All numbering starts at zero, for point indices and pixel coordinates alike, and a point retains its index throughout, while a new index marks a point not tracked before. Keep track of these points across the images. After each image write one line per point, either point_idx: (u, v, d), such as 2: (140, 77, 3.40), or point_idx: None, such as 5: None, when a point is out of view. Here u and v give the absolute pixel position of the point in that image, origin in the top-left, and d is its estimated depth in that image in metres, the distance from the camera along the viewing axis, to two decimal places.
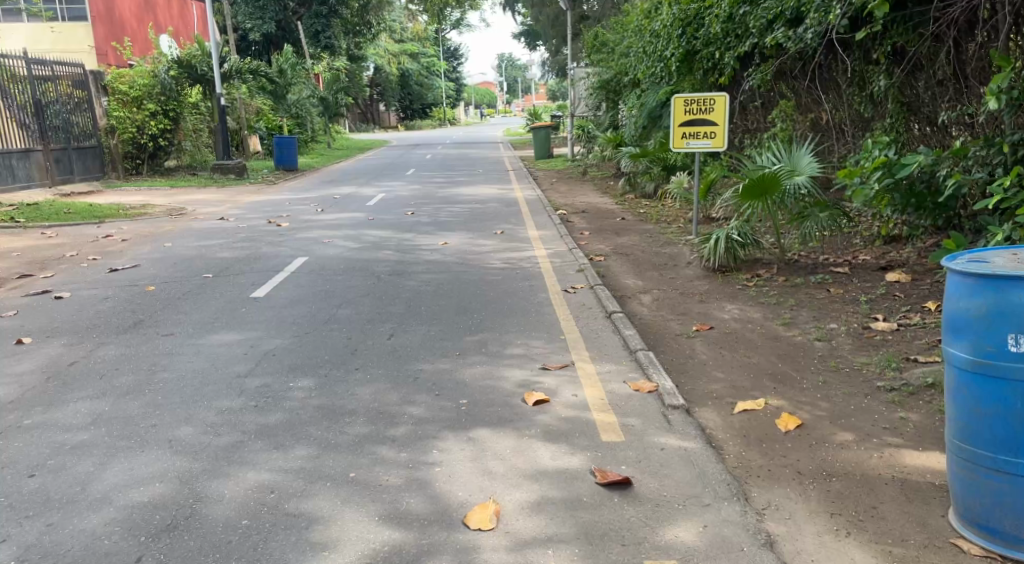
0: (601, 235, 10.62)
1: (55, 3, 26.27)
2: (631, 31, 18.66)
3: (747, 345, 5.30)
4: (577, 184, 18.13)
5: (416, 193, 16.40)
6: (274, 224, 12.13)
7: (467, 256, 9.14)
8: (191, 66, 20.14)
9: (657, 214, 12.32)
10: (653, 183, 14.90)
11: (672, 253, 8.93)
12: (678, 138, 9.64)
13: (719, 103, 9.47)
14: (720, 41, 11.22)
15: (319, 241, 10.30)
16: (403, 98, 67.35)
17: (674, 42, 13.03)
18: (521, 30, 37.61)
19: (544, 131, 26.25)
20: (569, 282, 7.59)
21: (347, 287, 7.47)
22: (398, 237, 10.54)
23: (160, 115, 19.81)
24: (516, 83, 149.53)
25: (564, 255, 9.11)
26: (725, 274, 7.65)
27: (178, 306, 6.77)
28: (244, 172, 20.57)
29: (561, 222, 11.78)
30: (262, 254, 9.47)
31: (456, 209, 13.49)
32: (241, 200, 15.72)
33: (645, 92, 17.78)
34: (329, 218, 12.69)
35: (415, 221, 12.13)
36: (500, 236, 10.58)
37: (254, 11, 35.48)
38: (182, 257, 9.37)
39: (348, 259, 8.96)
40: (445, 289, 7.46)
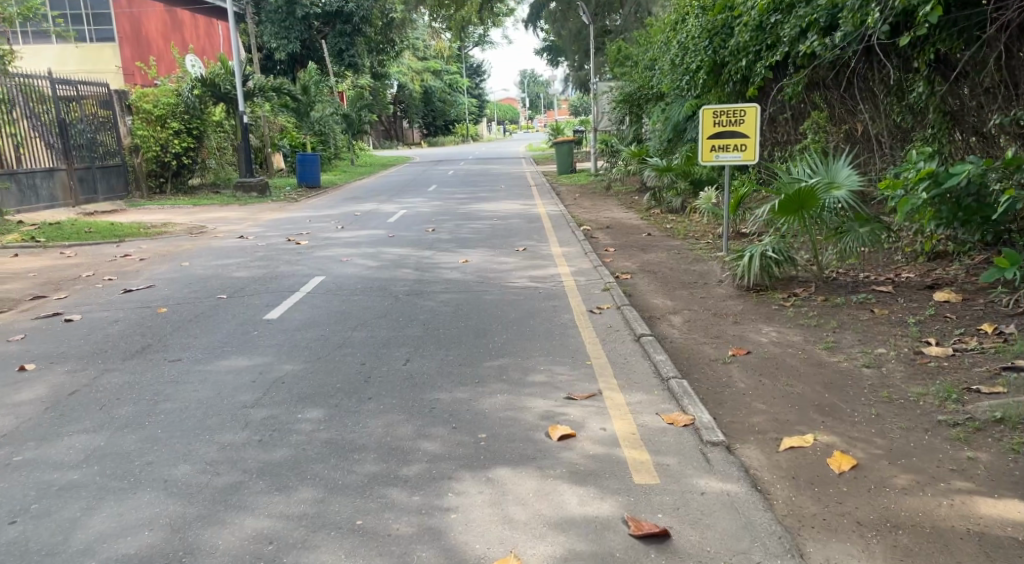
0: (626, 251, 10.27)
1: (84, 25, 26.65)
2: (655, 44, 18.39)
3: (789, 373, 4.92)
4: (601, 199, 17.80)
5: (437, 210, 16.16)
6: (293, 242, 11.92)
7: (488, 274, 8.82)
8: (215, 84, 20.13)
9: (685, 230, 11.94)
10: (679, 198, 14.54)
11: (702, 271, 8.56)
12: (707, 150, 9.28)
13: (749, 114, 9.10)
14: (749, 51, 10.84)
15: (337, 259, 10.05)
16: (426, 115, 67.56)
17: (701, 54, 12.69)
18: (544, 46, 37.49)
19: (567, 146, 25.98)
20: (594, 302, 7.25)
21: (363, 308, 7.19)
22: (418, 255, 10.26)
23: (184, 133, 19.81)
24: (539, 99, 149.90)
25: (588, 272, 8.76)
26: (759, 293, 7.27)
27: (188, 330, 6.52)
28: (267, 190, 20.50)
29: (585, 238, 11.44)
30: (279, 273, 9.23)
31: (477, 226, 13.21)
32: (261, 218, 15.58)
33: (669, 105, 17.47)
34: (349, 235, 12.46)
35: (435, 238, 11.86)
36: (522, 253, 10.27)
37: (280, 31, 35.99)
38: (197, 277, 9.16)
39: (366, 278, 8.68)
40: (465, 310, 7.16)
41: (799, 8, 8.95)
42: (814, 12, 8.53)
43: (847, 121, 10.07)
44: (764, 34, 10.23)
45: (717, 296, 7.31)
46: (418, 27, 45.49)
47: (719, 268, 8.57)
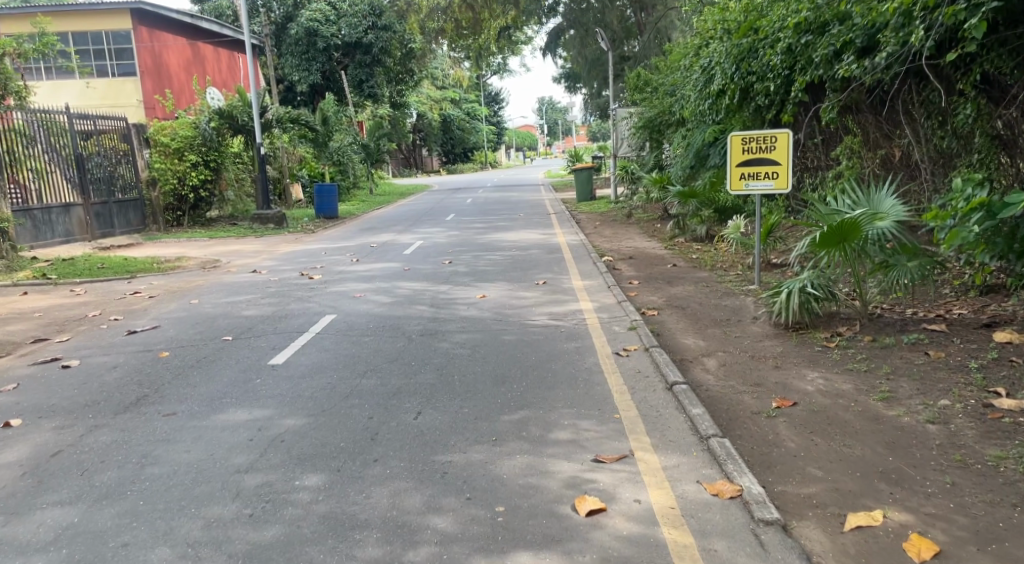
0: (651, 284, 9.81)
1: (106, 60, 26.66)
2: (675, 69, 18.09)
3: (844, 431, 4.44)
4: (623, 227, 17.37)
5: (455, 240, 15.79)
6: (306, 276, 11.56)
7: (507, 311, 8.39)
8: (232, 117, 20.04)
9: (712, 260, 11.46)
10: (704, 226, 14.07)
11: (733, 306, 8.08)
12: (737, 179, 8.84)
13: (781, 140, 8.65)
14: (779, 73, 10.43)
15: (350, 295, 9.67)
16: (445, 142, 67.70)
17: (725, 78, 12.28)
18: (562, 73, 37.40)
19: (586, 173, 25.64)
20: (620, 342, 6.79)
21: (375, 351, 6.78)
22: (434, 290, 9.87)
23: (201, 166, 19.68)
24: (556, 126, 150.44)
25: (612, 308, 8.31)
26: (799, 331, 6.79)
27: (187, 378, 6.12)
28: (284, 221, 20.26)
29: (608, 270, 11.00)
30: (290, 312, 8.85)
31: (496, 258, 12.80)
32: (277, 251, 15.29)
33: (691, 131, 17.11)
34: (364, 269, 12.09)
35: (452, 271, 11.47)
36: (542, 287, 9.84)
37: (300, 63, 36.37)
38: (205, 316, 8.80)
39: (379, 317, 8.28)
40: (482, 352, 6.73)
41: (832, 30, 8.54)
42: (850, 33, 8.11)
43: (883, 146, 9.61)
44: (794, 57, 9.81)
45: (753, 335, 6.83)
46: (437, 57, 45.66)
47: (751, 303, 8.10)
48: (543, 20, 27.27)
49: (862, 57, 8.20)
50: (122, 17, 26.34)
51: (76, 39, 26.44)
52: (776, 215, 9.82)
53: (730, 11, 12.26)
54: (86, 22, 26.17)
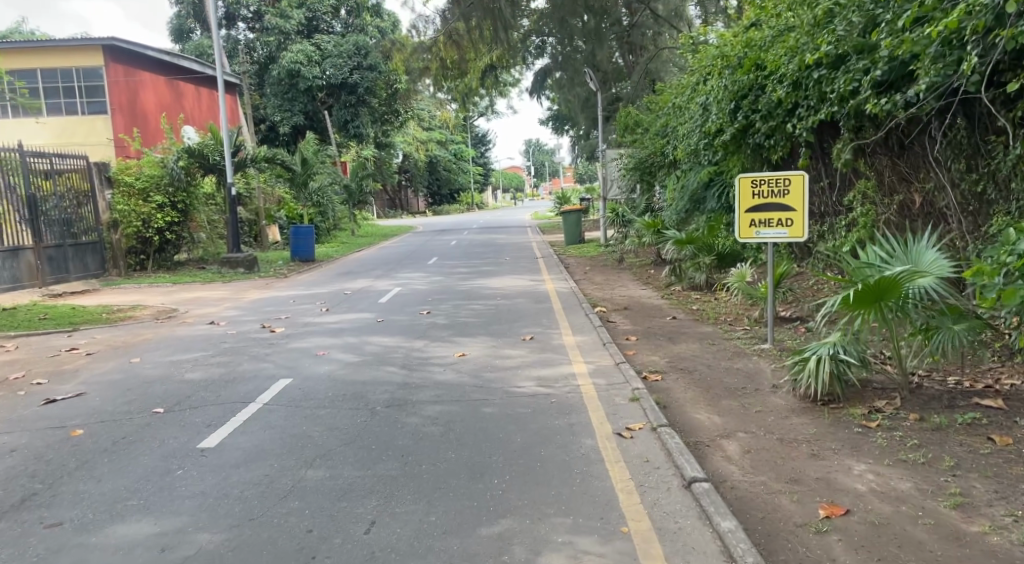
0: (651, 341, 8.83)
1: (76, 98, 25.83)
2: (668, 108, 17.39)
3: (922, 562, 3.42)
4: (615, 272, 16.41)
5: (435, 287, 14.76)
6: (267, 329, 10.49)
7: (489, 373, 7.35)
8: (204, 156, 19.13)
9: (714, 312, 10.50)
10: (703, 273, 13.14)
11: (748, 371, 7.09)
12: (746, 225, 7.97)
13: (795, 183, 7.76)
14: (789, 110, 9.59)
15: (312, 353, 8.59)
16: (430, 183, 67.14)
17: (724, 118, 11.46)
18: (549, 113, 36.77)
19: (574, 215, 24.82)
20: (621, 418, 5.74)
21: (329, 429, 5.68)
22: (408, 347, 8.79)
23: (168, 207, 18.67)
24: (544, 167, 151.05)
25: (610, 372, 7.29)
26: (829, 406, 5.77)
27: (91, 468, 5.03)
28: (255, 265, 19.15)
29: (601, 323, 10.01)
30: (240, 374, 7.77)
31: (479, 307, 11.76)
32: (242, 299, 14.22)
33: (686, 172, 16.34)
34: (332, 320, 11.01)
35: (430, 323, 10.41)
36: (529, 343, 8.80)
37: (283, 103, 35.80)
38: (141, 379, 7.71)
39: (341, 381, 7.21)
40: (458, 430, 5.64)
41: (850, 63, 7.65)
42: (872, 66, 7.25)
43: (900, 191, 8.75)
44: (805, 94, 8.98)
45: (776, 408, 5.84)
46: (424, 96, 45.04)
47: (768, 367, 7.13)
48: (530, 60, 26.69)
49: (888, 92, 7.35)
50: (94, 54, 25.58)
51: (45, 76, 25.66)
52: (786, 262, 9.26)
53: (730, 46, 11.45)
54: (59, 59, 25.45)
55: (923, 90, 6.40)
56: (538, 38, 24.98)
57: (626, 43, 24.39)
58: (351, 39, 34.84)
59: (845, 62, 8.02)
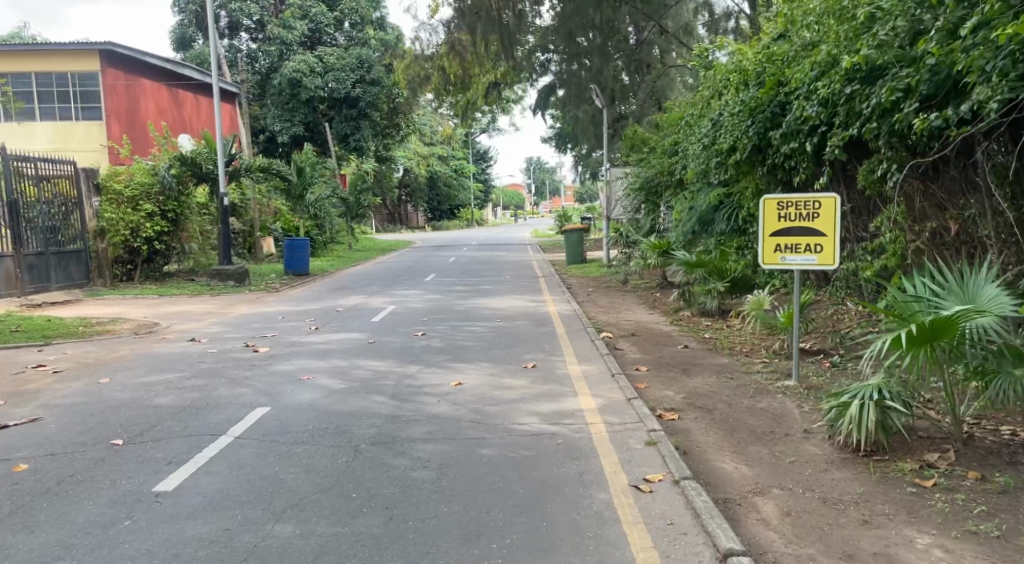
0: (664, 372, 8.17)
1: (70, 103, 25.20)
2: (677, 127, 16.88)
3: None
4: (619, 295, 15.75)
5: (430, 306, 14.09)
6: (250, 348, 9.81)
7: (487, 407, 6.66)
8: (196, 164, 18.52)
9: (728, 341, 9.86)
10: (714, 298, 12.51)
11: (774, 412, 6.45)
12: (771, 250, 7.40)
13: (826, 206, 7.13)
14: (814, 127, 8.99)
15: (295, 377, 7.90)
16: (430, 198, 66.71)
17: (738, 136, 10.90)
18: (552, 131, 36.24)
19: (577, 235, 24.22)
20: (637, 466, 5.07)
21: (306, 472, 5.00)
22: (399, 373, 8.09)
23: (158, 217, 18.04)
24: (544, 186, 150.79)
25: (621, 408, 6.63)
26: (871, 457, 5.13)
27: (27, 515, 4.37)
28: (246, 278, 18.44)
29: (608, 350, 9.37)
30: (214, 400, 7.08)
31: (477, 330, 11.06)
32: (228, 314, 13.54)
33: (695, 193, 15.80)
34: (320, 339, 10.33)
35: (425, 347, 9.71)
36: (531, 372, 8.10)
37: (283, 114, 35.26)
38: (104, 403, 7.01)
39: (324, 412, 6.52)
40: (452, 475, 4.97)
41: (890, 76, 7.10)
42: (920, 76, 6.69)
43: (933, 218, 8.30)
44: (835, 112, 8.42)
45: (812, 459, 5.21)
46: (426, 111, 44.54)
47: (797, 409, 6.49)
48: (535, 78, 26.21)
49: (936, 106, 6.83)
50: (91, 58, 25.01)
51: (41, 80, 25.18)
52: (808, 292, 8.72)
53: (745, 62, 10.94)
54: (52, 63, 24.90)
55: (986, 105, 5.86)
56: (544, 55, 24.46)
57: (633, 61, 23.88)
58: (354, 52, 34.41)
59: (881, 75, 7.46)
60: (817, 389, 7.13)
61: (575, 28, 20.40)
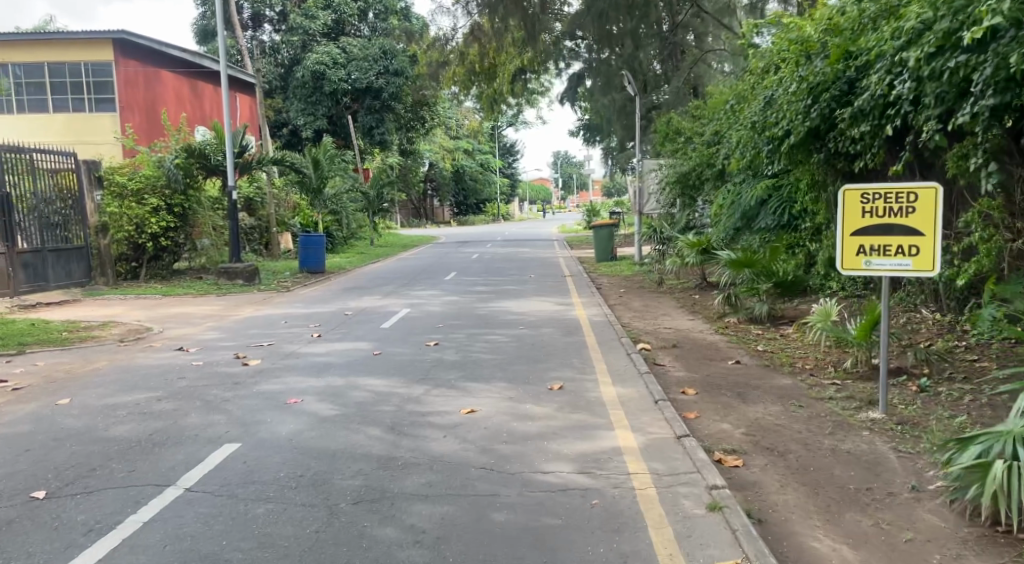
0: (717, 398, 6.92)
1: (83, 94, 24.23)
2: (720, 113, 15.53)
3: None
4: (655, 297, 14.43)
5: (448, 310, 12.86)
6: (240, 360, 8.67)
7: (504, 446, 5.43)
8: (204, 155, 17.44)
9: (789, 359, 8.54)
10: (764, 303, 11.19)
11: (867, 459, 5.18)
12: (853, 253, 6.17)
13: (926, 199, 5.82)
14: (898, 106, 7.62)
15: (281, 401, 6.73)
16: (457, 192, 65.66)
17: (797, 119, 9.49)
18: (580, 124, 34.96)
19: (606, 231, 22.85)
20: (701, 548, 3.84)
21: (259, 551, 3.81)
22: (402, 397, 6.87)
23: (164, 211, 16.99)
24: (572, 181, 149.17)
25: (671, 449, 5.38)
26: (1015, 536, 3.87)
27: None
28: (256, 277, 17.26)
29: (650, 367, 8.11)
30: (179, 430, 5.94)
31: (498, 339, 9.81)
32: (229, 317, 12.45)
33: (740, 185, 14.46)
34: (320, 350, 9.16)
35: (436, 360, 8.48)
36: (558, 396, 6.86)
37: (306, 107, 34.28)
38: (49, 434, 5.90)
39: (303, 450, 5.34)
40: (451, 558, 3.74)
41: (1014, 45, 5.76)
42: None
43: None
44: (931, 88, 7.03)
45: (936, 536, 3.96)
46: (451, 106, 43.46)
47: (893, 455, 5.22)
48: (563, 66, 24.94)
49: None
50: (104, 48, 24.00)
51: (54, 71, 24.17)
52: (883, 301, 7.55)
53: (805, 29, 9.48)
54: (64, 52, 23.95)
55: None
56: (572, 40, 23.18)
57: (668, 46, 22.53)
58: (377, 42, 33.37)
59: (996, 41, 6.09)
60: (908, 426, 5.86)
61: (605, 10, 19.23)
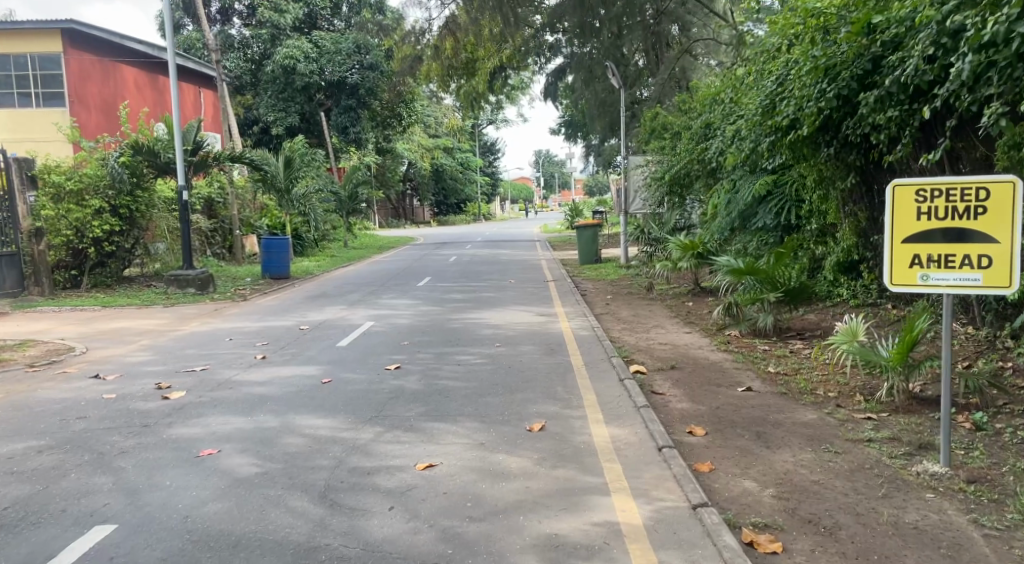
0: (732, 441, 5.66)
1: (29, 88, 22.56)
2: (714, 104, 14.29)
3: None
4: (645, 305, 13.17)
5: (417, 322, 11.51)
6: (161, 391, 7.29)
7: (468, 525, 4.15)
8: (152, 151, 15.93)
9: (807, 385, 7.31)
10: (771, 314, 9.98)
11: (945, 541, 3.95)
12: (904, 265, 4.93)
13: (1001, 194, 4.61)
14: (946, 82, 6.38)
15: (192, 452, 5.38)
16: (437, 192, 64.18)
17: (811, 100, 8.23)
18: (561, 119, 33.75)
19: (589, 232, 21.57)
20: None
21: None
22: (345, 445, 5.54)
23: (108, 214, 15.48)
24: (554, 180, 148.01)
25: (688, 528, 4.12)
26: None
27: None
28: (209, 284, 15.80)
29: (649, 398, 6.83)
30: (46, 499, 4.59)
31: (470, 361, 8.49)
32: (168, 333, 11.03)
33: (736, 180, 13.21)
34: (260, 378, 7.79)
35: (394, 391, 7.15)
36: (539, 442, 5.58)
37: (277, 103, 32.64)
38: None
39: (199, 537, 4.03)
40: None
41: None
42: None
43: None
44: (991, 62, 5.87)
45: None
46: (429, 102, 41.98)
47: (976, 533, 4.03)
48: (544, 58, 23.60)
49: None
50: (51, 38, 22.35)
51: None
52: (922, 318, 6.37)
53: None
54: (8, 43, 22.28)
55: None
56: (551, 34, 22.18)
57: (652, 37, 21.27)
58: (350, 36, 31.83)
59: None
60: (984, 484, 4.63)
61: None
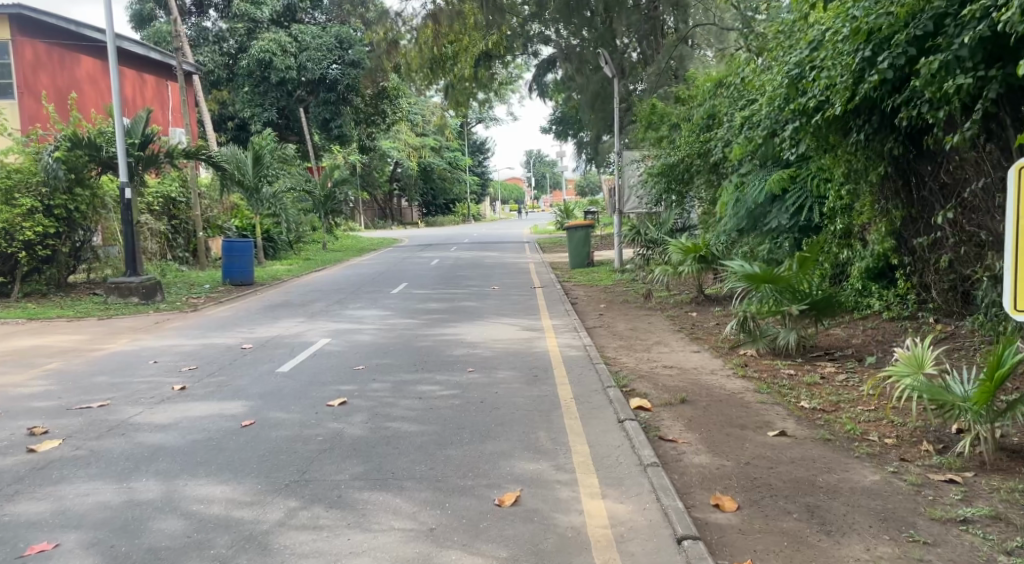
0: (776, 521, 4.12)
1: None
2: (721, 90, 12.74)
3: None
4: (642, 317, 11.60)
5: (380, 338, 9.91)
6: (29, 440, 5.67)
7: None
8: (94, 145, 14.26)
9: (852, 428, 5.76)
10: (791, 328, 8.47)
11: None
12: None
13: None
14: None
15: (16, 550, 3.79)
16: (425, 191, 62.52)
17: (852, 68, 6.79)
18: (553, 116, 32.24)
19: (580, 232, 19.99)
20: None
21: None
22: (239, 532, 3.98)
23: (40, 214, 13.88)
24: (545, 180, 146.47)
25: None
26: None
27: None
28: (156, 293, 14.17)
29: (657, 450, 5.26)
30: None
31: (434, 393, 6.89)
32: (87, 353, 9.39)
33: (746, 174, 11.65)
34: (164, 418, 6.16)
35: (329, 438, 5.56)
36: (510, 527, 4.02)
37: (253, 98, 30.97)
38: None
39: None
40: None
41: None
42: None
43: None
44: None
45: None
46: (415, 99, 40.33)
47: None
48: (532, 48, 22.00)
49: None
50: None
51: None
52: (1011, 350, 4.85)
53: None
54: None
55: None
56: (541, 23, 20.60)
57: (646, 22, 19.71)
58: (331, 29, 30.07)
59: None
60: None
61: None
